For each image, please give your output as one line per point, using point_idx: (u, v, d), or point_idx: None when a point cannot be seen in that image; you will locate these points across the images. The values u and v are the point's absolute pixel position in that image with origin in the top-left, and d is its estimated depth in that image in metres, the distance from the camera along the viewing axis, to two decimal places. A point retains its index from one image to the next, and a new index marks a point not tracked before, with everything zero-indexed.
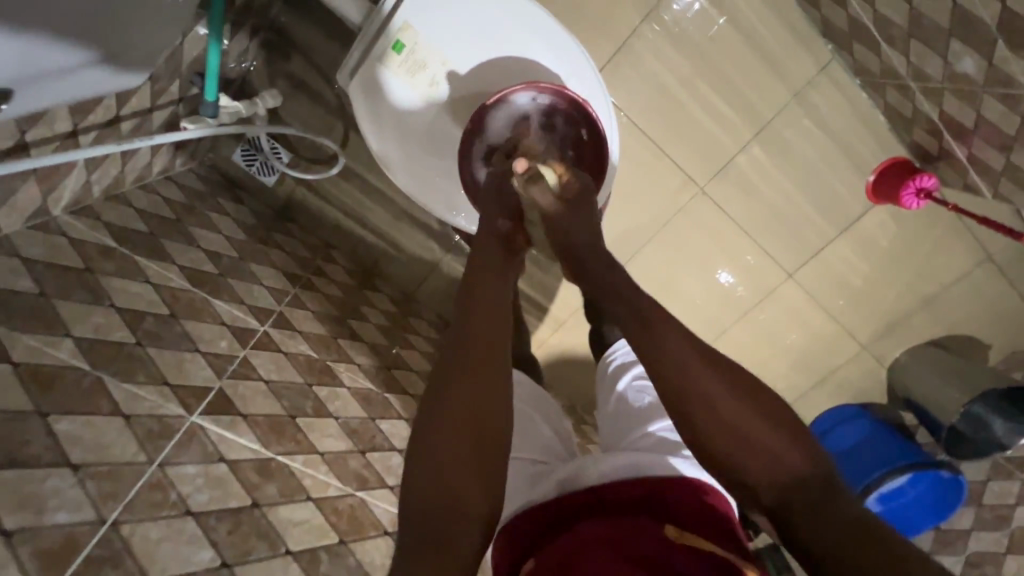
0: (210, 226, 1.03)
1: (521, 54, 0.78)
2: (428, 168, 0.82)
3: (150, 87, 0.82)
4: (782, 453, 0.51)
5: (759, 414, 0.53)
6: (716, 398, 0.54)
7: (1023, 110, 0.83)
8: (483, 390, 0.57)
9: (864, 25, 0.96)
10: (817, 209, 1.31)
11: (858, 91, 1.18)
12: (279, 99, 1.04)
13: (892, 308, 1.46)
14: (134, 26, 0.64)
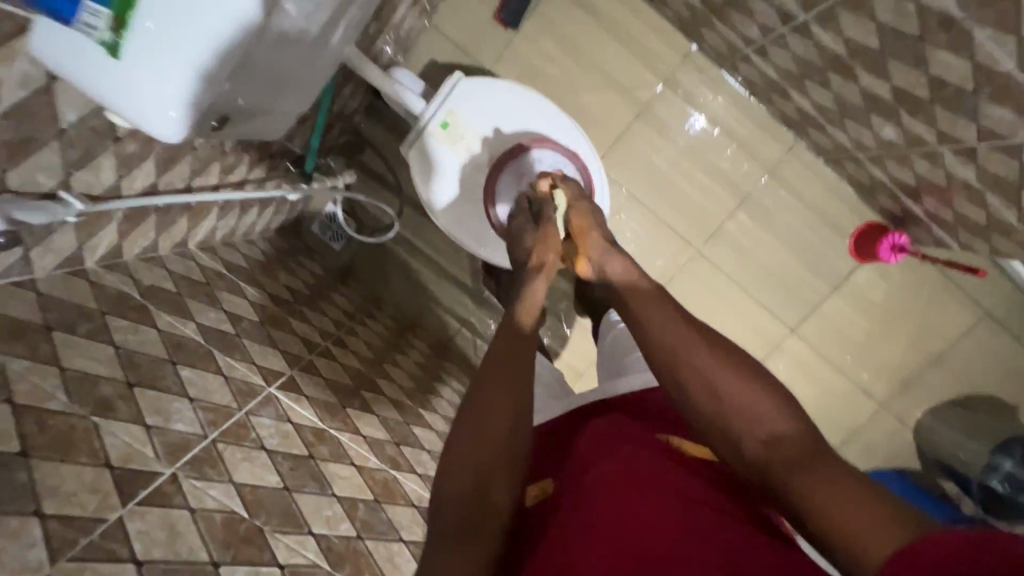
0: (291, 272, 1.30)
1: (533, 128, 1.07)
2: (463, 211, 1.07)
3: (269, 162, 1.14)
4: (766, 418, 0.61)
5: (749, 384, 0.63)
6: (708, 372, 0.65)
7: (943, 164, 1.02)
8: (491, 387, 0.67)
9: (811, 112, 1.21)
10: (807, 267, 1.46)
11: (825, 167, 1.40)
12: (354, 178, 1.35)
13: (903, 365, 1.51)
14: (291, 94, 0.79)
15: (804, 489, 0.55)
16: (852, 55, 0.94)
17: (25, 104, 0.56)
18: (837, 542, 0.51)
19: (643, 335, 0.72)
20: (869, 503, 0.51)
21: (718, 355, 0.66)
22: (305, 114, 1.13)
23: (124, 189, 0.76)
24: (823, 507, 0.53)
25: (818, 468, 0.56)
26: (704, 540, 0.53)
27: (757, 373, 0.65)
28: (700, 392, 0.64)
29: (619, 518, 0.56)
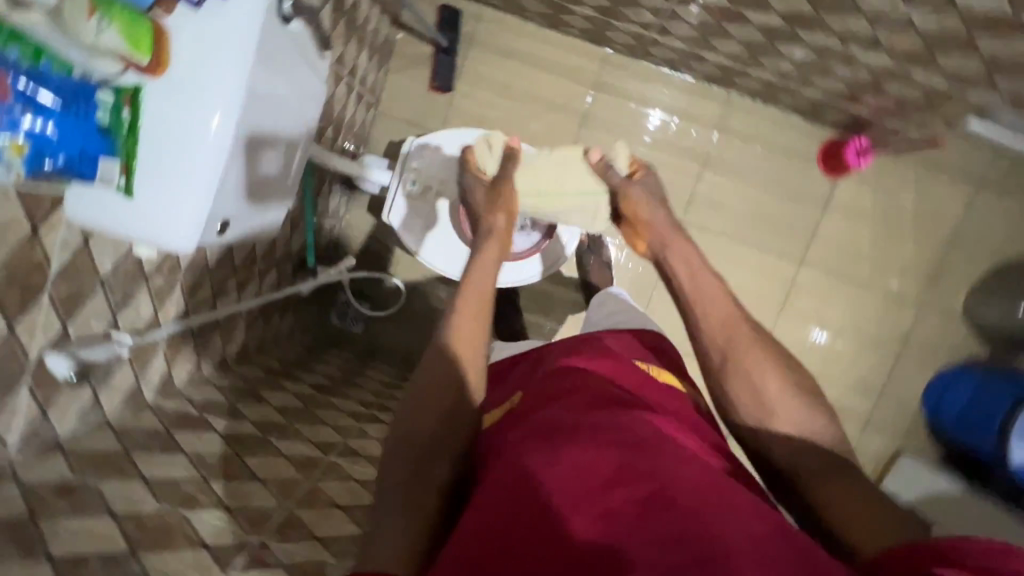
0: (324, 362, 1.38)
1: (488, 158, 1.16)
2: (451, 250, 1.18)
3: (276, 269, 1.24)
4: (801, 424, 0.72)
5: (787, 390, 0.74)
6: (766, 374, 0.75)
7: (859, 62, 1.10)
8: (459, 327, 0.77)
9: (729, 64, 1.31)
10: (788, 200, 1.51)
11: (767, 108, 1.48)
12: (354, 260, 1.41)
13: (922, 259, 1.51)
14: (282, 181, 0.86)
15: (820, 488, 0.67)
16: (735, 3, 1.04)
17: (73, 265, 0.69)
18: (837, 532, 0.63)
19: (706, 326, 0.82)
20: (873, 511, 0.62)
21: (775, 365, 0.76)
22: (294, 217, 1.23)
23: (161, 318, 0.88)
24: (834, 505, 0.65)
25: (835, 474, 0.67)
26: (639, 435, 0.57)
27: (802, 380, 0.75)
28: (750, 402, 0.74)
29: (566, 420, 0.61)
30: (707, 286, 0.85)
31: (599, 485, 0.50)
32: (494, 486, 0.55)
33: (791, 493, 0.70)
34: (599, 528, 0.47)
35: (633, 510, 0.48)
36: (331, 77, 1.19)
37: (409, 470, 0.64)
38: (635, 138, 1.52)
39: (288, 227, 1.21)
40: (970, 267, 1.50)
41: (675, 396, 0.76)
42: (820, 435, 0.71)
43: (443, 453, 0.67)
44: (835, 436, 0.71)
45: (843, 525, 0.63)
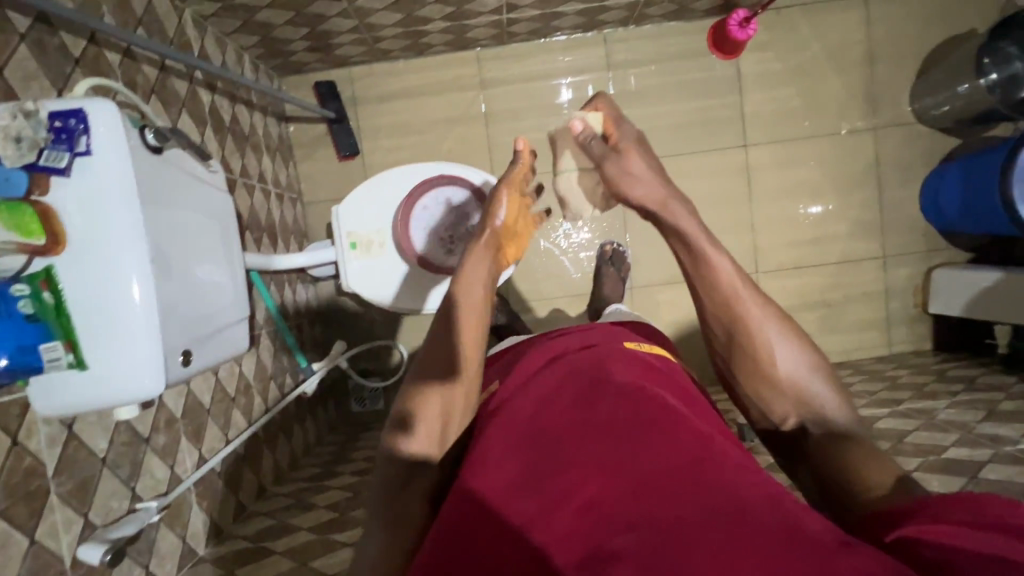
0: (360, 446, 1.39)
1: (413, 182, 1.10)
2: (416, 285, 1.11)
3: (276, 384, 1.25)
4: (810, 392, 0.76)
5: (791, 363, 0.77)
6: (771, 346, 0.77)
7: None
8: (463, 326, 0.73)
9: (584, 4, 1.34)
10: (704, 98, 1.52)
11: (641, 26, 1.50)
12: (345, 342, 1.42)
13: (852, 85, 1.50)
14: (224, 294, 0.86)
15: (834, 452, 0.69)
16: None
17: (68, 455, 0.69)
18: (846, 494, 0.64)
19: (712, 300, 0.81)
20: (888, 475, 0.63)
21: (784, 338, 0.78)
22: (270, 329, 1.24)
23: (181, 472, 0.90)
24: (842, 467, 0.67)
25: (844, 440, 0.70)
26: (620, 433, 0.56)
27: (807, 349, 0.78)
28: (759, 363, 0.78)
29: (545, 425, 0.60)
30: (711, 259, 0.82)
31: (580, 497, 0.51)
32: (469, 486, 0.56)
33: (799, 461, 0.73)
34: (575, 532, 0.49)
35: (614, 520, 0.48)
36: (242, 189, 1.23)
37: (400, 484, 0.64)
38: (540, 112, 1.54)
39: (266, 342, 1.23)
40: (899, 70, 1.50)
41: (665, 365, 0.74)
42: (828, 403, 0.75)
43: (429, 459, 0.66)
44: (846, 403, 0.75)
45: (849, 489, 0.64)
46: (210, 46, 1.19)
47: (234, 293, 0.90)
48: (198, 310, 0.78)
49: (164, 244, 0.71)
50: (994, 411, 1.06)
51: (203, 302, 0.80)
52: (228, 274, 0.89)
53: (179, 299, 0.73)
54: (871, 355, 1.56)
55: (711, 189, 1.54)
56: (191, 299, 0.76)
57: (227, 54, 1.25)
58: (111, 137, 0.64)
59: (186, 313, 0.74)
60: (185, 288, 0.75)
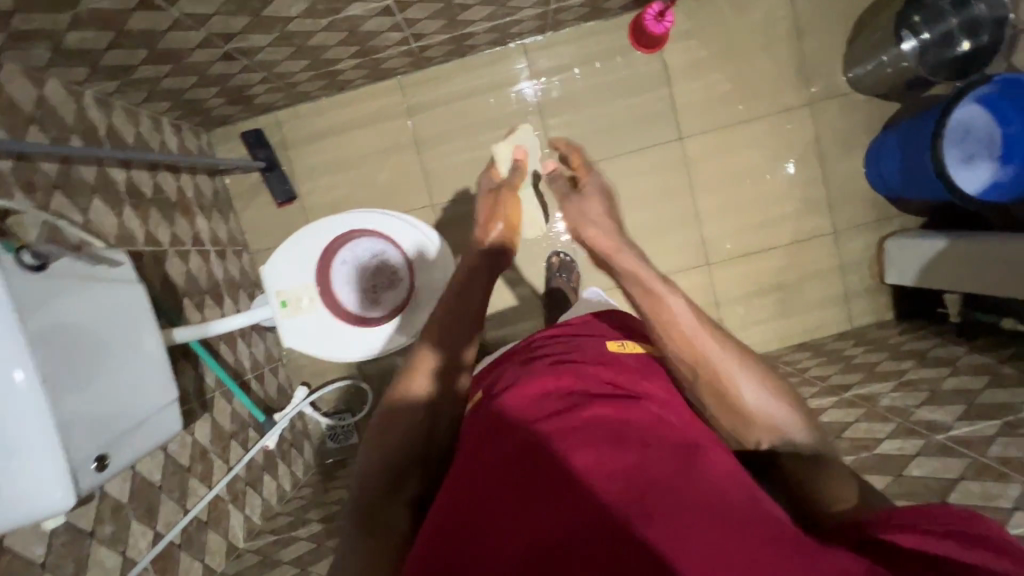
0: (332, 487, 1.43)
1: (329, 236, 1.12)
2: (344, 337, 1.12)
3: (237, 441, 1.29)
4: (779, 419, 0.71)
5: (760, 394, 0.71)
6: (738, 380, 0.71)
7: None
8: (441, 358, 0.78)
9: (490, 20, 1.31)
10: (633, 95, 1.49)
11: (559, 30, 1.47)
12: (305, 387, 1.45)
13: (783, 62, 1.46)
14: (149, 380, 0.87)
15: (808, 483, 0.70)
16: None
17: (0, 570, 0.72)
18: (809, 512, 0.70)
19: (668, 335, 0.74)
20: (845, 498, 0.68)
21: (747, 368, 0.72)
22: (223, 391, 1.27)
23: (136, 555, 0.93)
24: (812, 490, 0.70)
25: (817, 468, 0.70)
26: (613, 432, 0.55)
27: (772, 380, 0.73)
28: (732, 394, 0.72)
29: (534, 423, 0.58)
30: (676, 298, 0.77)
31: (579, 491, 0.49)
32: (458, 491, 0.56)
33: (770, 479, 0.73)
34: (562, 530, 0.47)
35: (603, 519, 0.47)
36: (175, 258, 1.24)
37: (385, 494, 0.68)
38: (470, 131, 1.52)
39: (220, 403, 1.26)
40: (829, 39, 1.45)
41: (647, 367, 0.73)
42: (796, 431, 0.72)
43: (419, 472, 0.70)
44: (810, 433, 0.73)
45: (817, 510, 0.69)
46: (121, 121, 1.19)
47: (163, 374, 0.90)
48: (113, 408, 0.79)
49: (61, 355, 0.72)
50: (935, 392, 1.05)
51: (125, 384, 0.83)
52: (154, 358, 0.89)
53: (84, 406, 0.74)
54: (833, 332, 1.55)
55: (652, 186, 1.52)
56: (103, 400, 0.77)
57: (141, 125, 1.26)
58: None
59: (95, 417, 0.75)
60: (93, 391, 0.76)
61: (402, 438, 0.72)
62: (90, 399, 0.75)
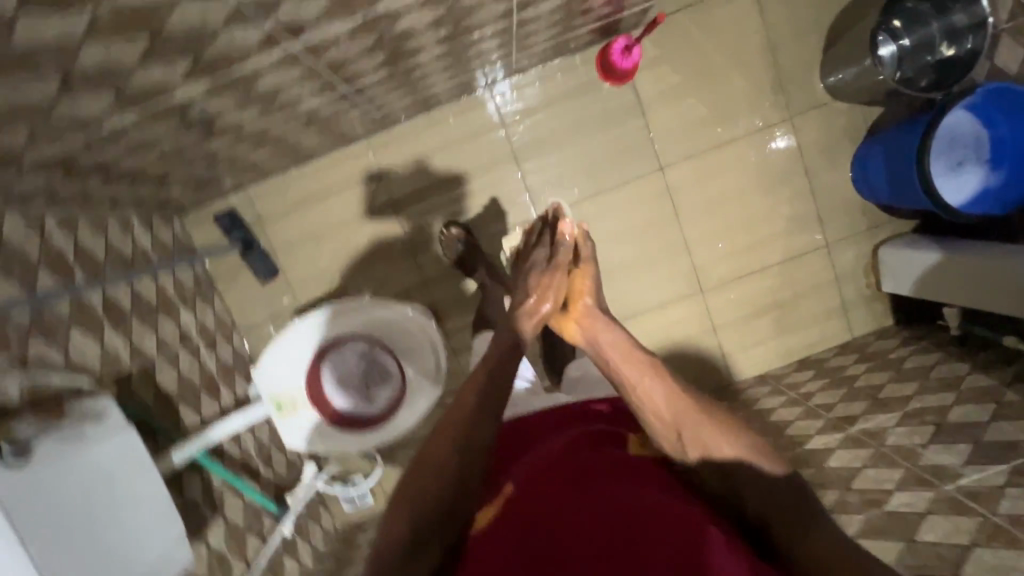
0: (352, 560, 1.43)
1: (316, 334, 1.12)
2: (335, 435, 1.12)
3: (252, 535, 1.29)
4: (763, 475, 0.74)
5: (738, 449, 0.75)
6: (716, 441, 0.76)
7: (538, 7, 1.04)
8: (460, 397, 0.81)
9: (451, 78, 1.26)
10: (609, 129, 1.45)
11: (524, 72, 1.42)
12: (313, 465, 1.44)
13: (758, 78, 1.42)
14: (148, 528, 0.85)
15: (797, 541, 0.69)
16: (395, 61, 1.01)
17: None
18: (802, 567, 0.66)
19: (647, 410, 0.80)
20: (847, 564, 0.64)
21: (727, 434, 0.76)
22: (231, 488, 1.27)
23: None
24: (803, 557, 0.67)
25: (804, 529, 0.69)
26: (644, 510, 0.64)
27: (750, 436, 0.77)
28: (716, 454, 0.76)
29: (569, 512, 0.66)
30: (640, 369, 0.83)
31: None
32: None
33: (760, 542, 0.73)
34: None
35: None
36: (164, 364, 1.23)
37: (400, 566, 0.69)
38: (448, 185, 1.49)
39: (229, 501, 1.25)
40: (802, 49, 1.40)
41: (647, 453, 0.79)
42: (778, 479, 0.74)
43: (434, 548, 0.71)
44: (791, 488, 0.73)
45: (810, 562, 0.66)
46: (88, 235, 1.17)
47: (165, 513, 0.88)
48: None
49: (47, 545, 0.72)
50: (941, 424, 1.04)
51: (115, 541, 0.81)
52: (156, 500, 0.88)
53: None
54: (833, 345, 1.54)
55: (639, 220, 1.49)
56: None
57: (110, 232, 1.23)
58: None
59: None
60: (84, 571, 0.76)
61: (424, 489, 0.73)
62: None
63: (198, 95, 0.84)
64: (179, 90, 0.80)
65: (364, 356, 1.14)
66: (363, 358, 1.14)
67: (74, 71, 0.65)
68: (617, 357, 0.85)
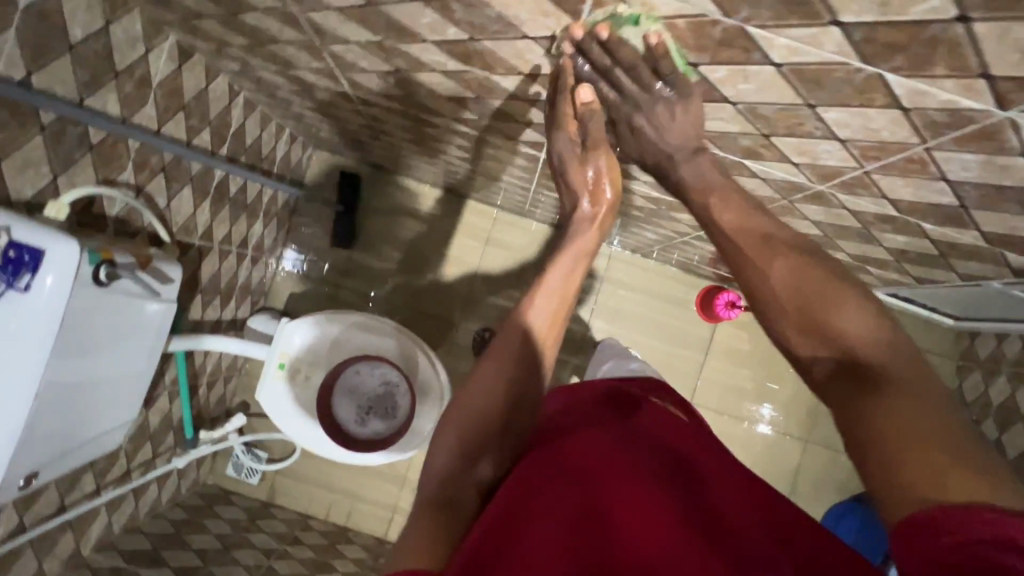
0: (204, 529, 1.33)
1: (353, 338, 1.13)
2: (303, 424, 1.11)
3: (152, 444, 1.23)
4: (848, 331, 0.49)
5: (809, 287, 0.52)
6: (774, 272, 0.55)
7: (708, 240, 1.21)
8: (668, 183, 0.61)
9: (472, 186, 1.42)
10: (675, 344, 1.59)
11: (612, 245, 1.58)
12: (243, 418, 1.41)
13: (806, 393, 1.56)
14: (104, 404, 0.84)
15: (866, 413, 0.45)
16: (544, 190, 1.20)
17: None
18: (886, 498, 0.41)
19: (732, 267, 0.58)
20: (919, 453, 0.41)
21: (825, 277, 0.52)
22: (169, 391, 1.22)
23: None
24: (879, 433, 0.43)
25: (891, 398, 0.44)
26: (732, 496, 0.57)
27: (850, 284, 0.51)
28: (782, 286, 0.54)
29: (561, 508, 0.51)
30: (771, 246, 0.55)
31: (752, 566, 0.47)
32: (558, 490, 0.53)
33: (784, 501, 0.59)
34: None
35: None
36: (217, 254, 1.24)
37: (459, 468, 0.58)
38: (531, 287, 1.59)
39: (158, 404, 1.20)
40: None
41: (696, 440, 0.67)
42: (869, 351, 0.48)
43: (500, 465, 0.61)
44: (897, 354, 0.47)
45: (892, 496, 0.41)
46: (252, 121, 1.23)
47: (116, 399, 0.86)
48: (64, 437, 0.77)
49: (57, 388, 0.72)
50: None
51: (88, 411, 0.80)
52: (117, 387, 0.85)
53: (43, 434, 0.73)
54: None
55: None
56: (57, 430, 0.75)
57: (267, 129, 1.30)
58: (43, 302, 0.65)
59: (45, 443, 0.74)
60: (51, 426, 0.73)
61: (470, 399, 0.61)
62: (45, 434, 0.73)
63: (447, 127, 0.97)
64: (439, 118, 0.93)
65: (377, 393, 1.13)
66: (377, 398, 1.13)
67: (405, 72, 0.76)
68: (725, 216, 0.59)
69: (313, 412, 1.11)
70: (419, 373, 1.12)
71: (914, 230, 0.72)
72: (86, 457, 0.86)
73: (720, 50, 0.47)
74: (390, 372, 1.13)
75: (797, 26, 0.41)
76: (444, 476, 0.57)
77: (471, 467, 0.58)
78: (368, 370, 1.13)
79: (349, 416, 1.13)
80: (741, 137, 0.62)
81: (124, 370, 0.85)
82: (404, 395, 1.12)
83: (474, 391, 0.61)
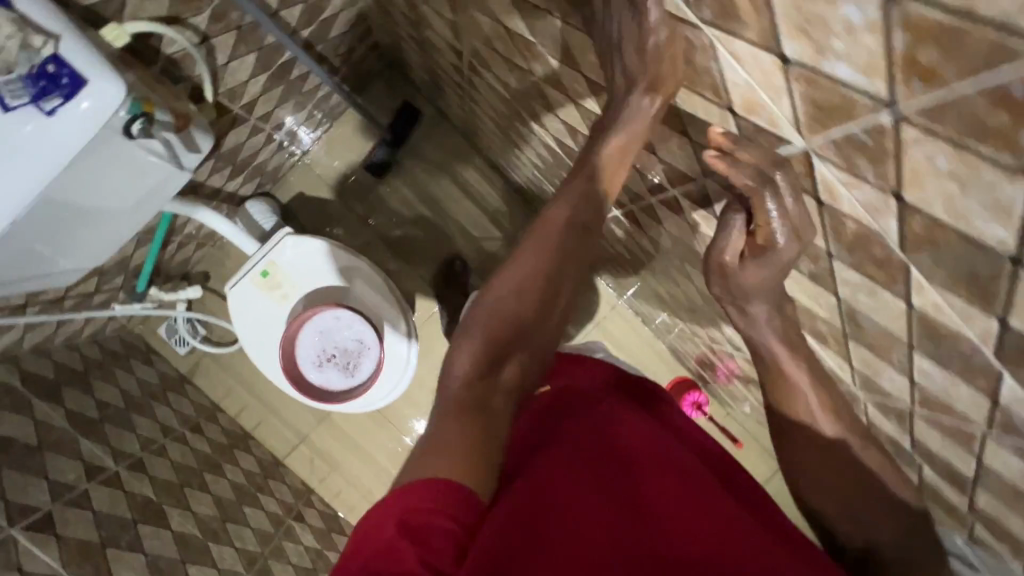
0: (112, 380, 1.27)
1: (347, 287, 1.07)
2: (265, 342, 1.07)
3: (97, 280, 1.15)
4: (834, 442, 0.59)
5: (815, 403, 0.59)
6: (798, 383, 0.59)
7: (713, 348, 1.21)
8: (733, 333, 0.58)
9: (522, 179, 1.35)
10: None
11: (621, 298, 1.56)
12: (198, 291, 1.34)
13: None
14: (78, 242, 0.77)
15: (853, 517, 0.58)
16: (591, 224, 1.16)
17: None
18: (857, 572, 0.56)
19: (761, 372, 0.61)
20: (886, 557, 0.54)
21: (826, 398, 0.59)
22: (138, 238, 1.14)
23: None
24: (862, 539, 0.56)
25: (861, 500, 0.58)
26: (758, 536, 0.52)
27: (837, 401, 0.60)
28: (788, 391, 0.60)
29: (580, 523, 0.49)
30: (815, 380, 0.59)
31: None
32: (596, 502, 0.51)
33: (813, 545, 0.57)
34: None
35: None
36: (249, 128, 1.15)
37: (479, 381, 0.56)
38: None
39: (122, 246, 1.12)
40: None
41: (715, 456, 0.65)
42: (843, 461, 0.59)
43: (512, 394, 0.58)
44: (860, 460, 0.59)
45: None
46: (347, 16, 1.13)
47: (93, 242, 0.80)
48: (23, 261, 0.71)
49: (42, 216, 0.65)
50: None
51: (60, 244, 0.74)
52: (100, 231, 0.79)
53: (6, 254, 0.66)
54: None
55: None
56: (20, 254, 0.68)
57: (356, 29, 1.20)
58: (72, 135, 0.58)
59: (4, 263, 0.67)
60: (17, 248, 0.67)
61: (499, 305, 0.58)
62: (7, 254, 0.66)
63: (538, 135, 0.91)
64: (536, 125, 0.87)
65: (344, 349, 1.07)
66: (341, 354, 1.07)
67: (535, 77, 0.71)
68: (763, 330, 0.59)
69: (275, 336, 1.06)
70: (392, 345, 1.07)
71: (911, 465, 0.73)
72: (36, 284, 0.79)
73: (869, 263, 0.45)
74: (367, 337, 1.06)
75: (957, 298, 0.39)
76: (468, 388, 0.55)
77: (495, 376, 0.57)
78: (344, 324, 1.05)
79: (308, 355, 1.06)
80: (820, 322, 0.61)
81: (115, 219, 0.79)
82: (369, 365, 1.06)
83: (501, 299, 0.58)
